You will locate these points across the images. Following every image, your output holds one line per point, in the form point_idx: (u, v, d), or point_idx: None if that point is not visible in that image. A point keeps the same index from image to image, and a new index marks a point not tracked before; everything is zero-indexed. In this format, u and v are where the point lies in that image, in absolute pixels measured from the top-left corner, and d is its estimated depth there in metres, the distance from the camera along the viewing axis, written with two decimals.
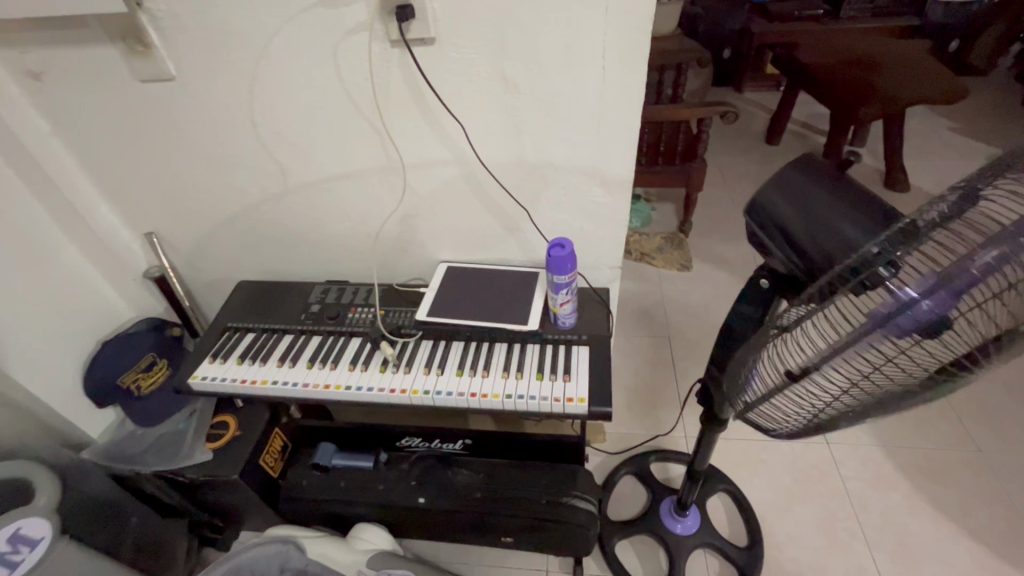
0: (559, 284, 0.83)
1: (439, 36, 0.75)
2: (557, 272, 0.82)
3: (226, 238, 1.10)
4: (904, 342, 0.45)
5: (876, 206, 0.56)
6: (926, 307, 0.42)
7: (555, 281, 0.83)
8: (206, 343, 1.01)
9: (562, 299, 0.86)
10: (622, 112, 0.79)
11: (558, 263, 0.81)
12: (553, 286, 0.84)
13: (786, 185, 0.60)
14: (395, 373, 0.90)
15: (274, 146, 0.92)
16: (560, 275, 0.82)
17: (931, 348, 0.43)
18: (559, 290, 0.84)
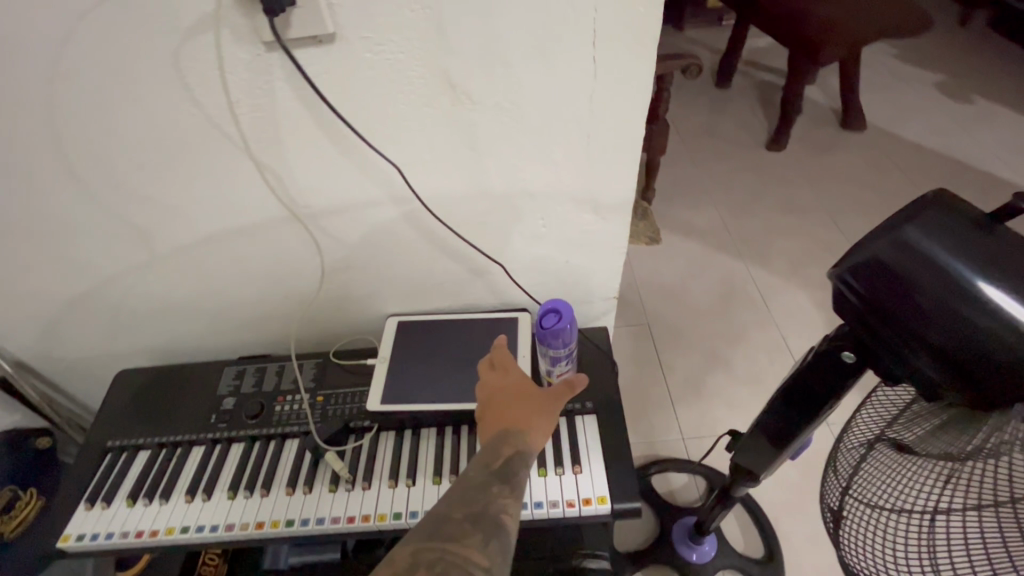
0: (559, 355, 0.65)
1: (339, 30, 0.49)
2: (555, 343, 0.64)
3: (81, 323, 0.79)
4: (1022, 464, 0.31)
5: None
6: None
7: (552, 353, 0.65)
8: (79, 477, 0.74)
9: (560, 371, 0.68)
10: (618, 120, 0.57)
11: (555, 332, 0.63)
12: (550, 359, 0.66)
13: (913, 244, 0.41)
14: (351, 491, 0.68)
15: (118, 204, 0.63)
16: (559, 346, 0.64)
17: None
18: (557, 362, 0.66)
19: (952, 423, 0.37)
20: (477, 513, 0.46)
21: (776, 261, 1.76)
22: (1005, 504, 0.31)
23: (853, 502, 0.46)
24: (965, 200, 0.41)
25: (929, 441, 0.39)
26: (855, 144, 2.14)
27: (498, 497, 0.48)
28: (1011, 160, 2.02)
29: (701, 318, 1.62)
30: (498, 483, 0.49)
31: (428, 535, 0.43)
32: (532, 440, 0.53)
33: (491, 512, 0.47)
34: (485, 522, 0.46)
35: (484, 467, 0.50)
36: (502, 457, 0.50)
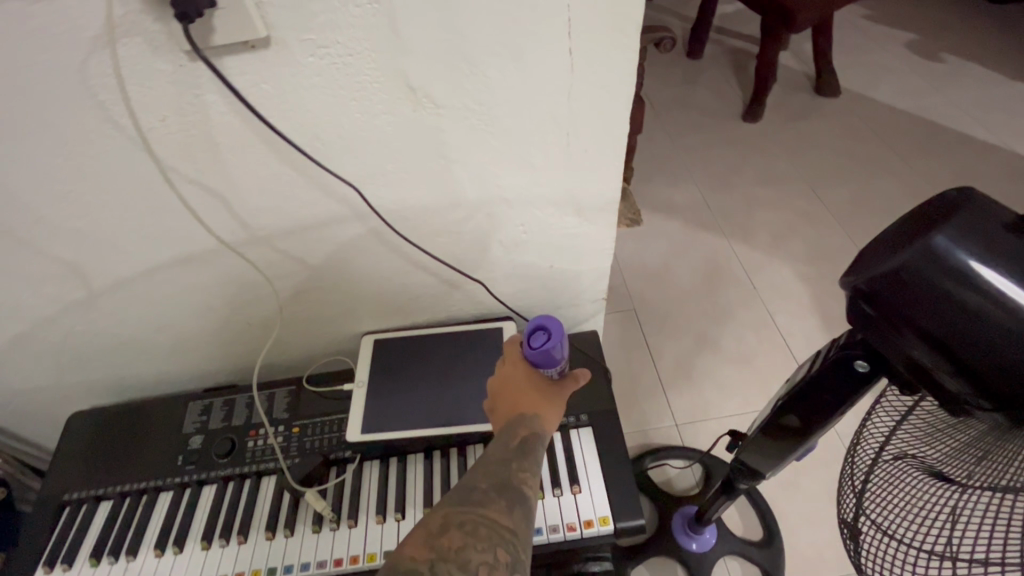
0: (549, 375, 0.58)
1: (272, 33, 0.42)
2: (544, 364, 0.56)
3: (21, 367, 0.72)
4: None
5: None
6: None
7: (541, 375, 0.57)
8: (35, 538, 0.67)
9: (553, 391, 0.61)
10: (599, 116, 0.51)
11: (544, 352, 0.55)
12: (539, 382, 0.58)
13: (952, 246, 0.35)
14: (335, 531, 0.64)
15: (40, 239, 0.55)
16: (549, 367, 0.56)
17: None
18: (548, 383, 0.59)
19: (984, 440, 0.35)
20: (501, 482, 0.46)
21: (759, 235, 1.74)
22: None
23: (874, 517, 0.44)
24: (995, 198, 0.36)
25: (960, 460, 0.37)
26: (831, 110, 2.11)
27: (515, 467, 0.47)
28: (983, 119, 2.01)
29: (687, 300, 1.60)
30: (512, 454, 0.48)
31: (456, 500, 0.43)
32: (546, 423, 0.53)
33: (512, 481, 0.46)
34: (508, 488, 0.45)
35: (498, 448, 0.49)
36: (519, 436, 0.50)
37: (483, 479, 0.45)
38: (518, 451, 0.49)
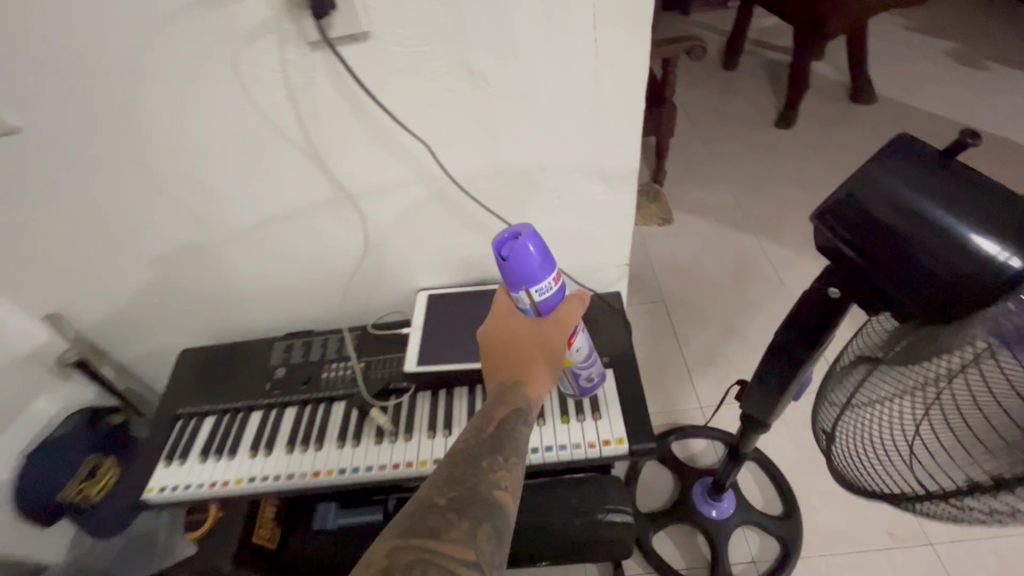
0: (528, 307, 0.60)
1: (374, 28, 0.56)
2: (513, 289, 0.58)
3: (152, 307, 0.89)
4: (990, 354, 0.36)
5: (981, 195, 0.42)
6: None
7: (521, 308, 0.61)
8: (156, 441, 0.83)
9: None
10: (623, 96, 0.63)
11: (509, 268, 0.57)
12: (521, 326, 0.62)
13: (881, 180, 0.46)
14: (394, 442, 0.77)
15: (182, 191, 0.71)
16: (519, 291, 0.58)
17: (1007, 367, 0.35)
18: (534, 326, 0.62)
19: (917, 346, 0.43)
20: (462, 502, 0.47)
21: (788, 235, 1.79)
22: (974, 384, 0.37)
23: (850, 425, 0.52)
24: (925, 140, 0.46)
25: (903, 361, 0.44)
26: (867, 118, 2.14)
27: (494, 477, 0.50)
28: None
29: (715, 294, 1.67)
30: (491, 462, 0.51)
31: (406, 537, 0.43)
32: (534, 393, 0.58)
33: (480, 495, 0.48)
34: (484, 501, 0.48)
35: (483, 443, 0.53)
36: (503, 415, 0.55)
37: (450, 497, 0.47)
38: (499, 445, 0.53)
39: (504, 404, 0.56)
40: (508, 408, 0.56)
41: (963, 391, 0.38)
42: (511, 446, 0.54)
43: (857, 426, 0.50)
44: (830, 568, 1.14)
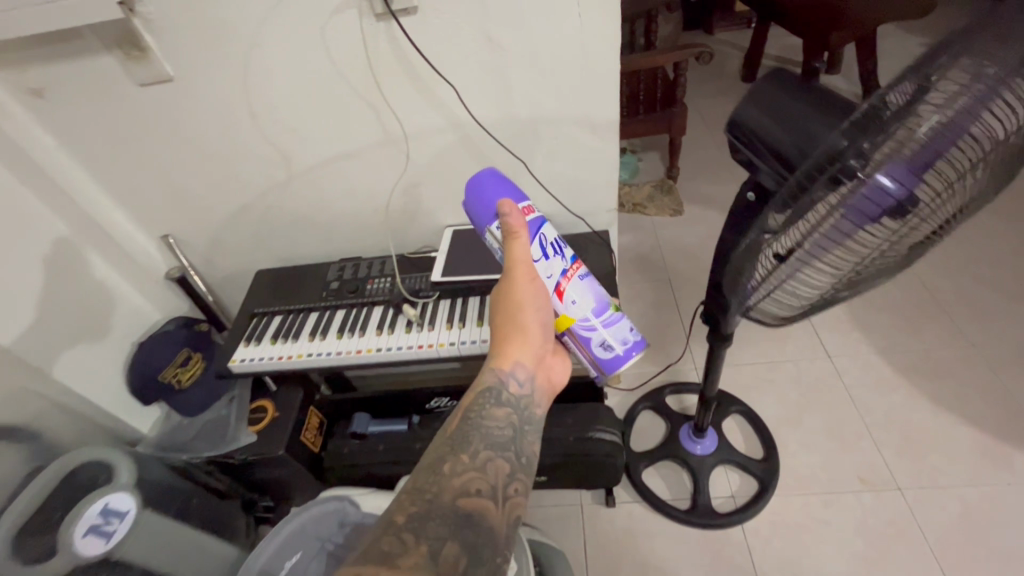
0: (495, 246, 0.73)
1: (421, 3, 0.78)
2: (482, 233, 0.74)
3: (239, 233, 1.13)
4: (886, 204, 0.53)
5: (835, 99, 0.60)
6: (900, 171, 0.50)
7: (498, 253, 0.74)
8: (237, 330, 1.06)
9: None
10: (602, 58, 0.84)
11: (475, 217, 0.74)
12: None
13: (754, 101, 0.64)
14: (420, 331, 0.98)
15: (273, 132, 0.95)
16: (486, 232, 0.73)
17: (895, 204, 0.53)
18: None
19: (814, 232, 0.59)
20: (419, 516, 0.50)
21: None
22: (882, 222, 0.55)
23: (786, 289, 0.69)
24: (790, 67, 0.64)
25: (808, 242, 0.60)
26: None
27: (461, 484, 0.54)
28: None
29: None
30: (455, 467, 0.56)
31: (359, 559, 0.47)
32: (500, 363, 0.67)
33: (439, 508, 0.51)
34: (448, 516, 0.51)
35: (447, 450, 0.58)
36: (471, 401, 0.64)
37: (410, 511, 0.51)
38: (463, 447, 0.58)
39: (471, 387, 0.66)
40: (475, 390, 0.65)
41: (876, 230, 0.56)
42: (476, 440, 0.60)
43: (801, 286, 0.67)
44: (804, 505, 1.24)
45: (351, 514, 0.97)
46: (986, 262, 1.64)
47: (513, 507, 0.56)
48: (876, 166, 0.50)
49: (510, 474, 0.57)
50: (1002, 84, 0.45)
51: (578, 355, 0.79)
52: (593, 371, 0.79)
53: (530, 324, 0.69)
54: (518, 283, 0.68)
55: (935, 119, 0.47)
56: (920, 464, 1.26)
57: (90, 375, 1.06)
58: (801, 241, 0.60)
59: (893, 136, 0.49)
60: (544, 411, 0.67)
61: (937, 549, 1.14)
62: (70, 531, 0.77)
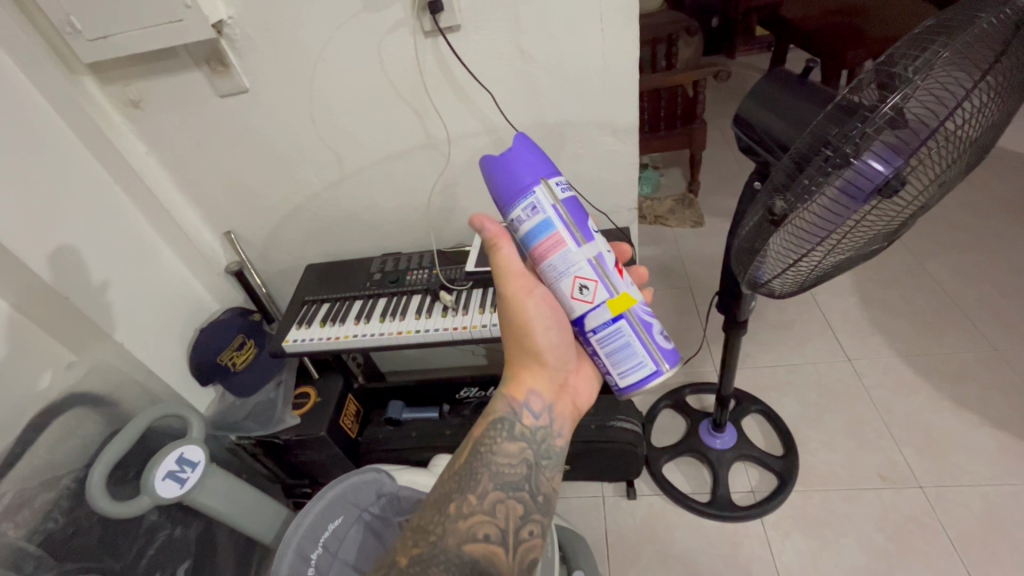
0: (549, 208, 0.60)
1: (464, 22, 0.90)
2: (517, 196, 0.60)
3: (293, 229, 1.25)
4: (879, 184, 0.60)
5: (825, 93, 0.68)
6: (889, 154, 0.58)
7: (533, 229, 0.61)
8: (290, 316, 1.17)
9: (595, 260, 0.62)
10: (623, 68, 0.94)
11: (500, 183, 0.61)
12: (554, 243, 0.60)
13: (759, 99, 0.74)
14: (455, 316, 1.08)
15: (330, 137, 1.08)
16: (530, 191, 0.60)
17: (889, 183, 0.60)
18: (564, 235, 0.61)
19: (816, 214, 0.65)
20: (421, 559, 0.57)
21: None
22: (877, 199, 0.62)
23: (791, 268, 0.75)
24: (787, 68, 0.73)
25: (811, 223, 0.66)
26: None
27: (467, 528, 0.59)
28: None
29: None
30: (462, 510, 0.60)
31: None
32: (514, 392, 0.69)
33: (440, 551, 0.58)
34: (454, 563, 0.57)
35: (456, 487, 0.62)
36: (483, 431, 0.67)
37: (412, 555, 0.58)
38: (471, 486, 0.62)
39: (484, 416, 0.68)
40: (487, 420, 0.68)
41: (873, 207, 0.63)
42: (485, 473, 0.64)
43: (804, 265, 0.74)
44: (823, 500, 1.27)
45: (387, 483, 1.05)
46: (1007, 271, 1.65)
47: (525, 550, 0.62)
48: (869, 151, 0.58)
49: (523, 517, 0.62)
50: (962, 71, 0.55)
51: (632, 351, 0.66)
52: (651, 365, 0.66)
53: (541, 346, 0.69)
54: (521, 298, 0.67)
55: (914, 104, 0.56)
56: (941, 462, 1.27)
57: (161, 354, 1.17)
58: (803, 220, 0.67)
59: (881, 122, 0.56)
60: (561, 443, 0.69)
61: (958, 544, 1.15)
62: (151, 472, 0.86)
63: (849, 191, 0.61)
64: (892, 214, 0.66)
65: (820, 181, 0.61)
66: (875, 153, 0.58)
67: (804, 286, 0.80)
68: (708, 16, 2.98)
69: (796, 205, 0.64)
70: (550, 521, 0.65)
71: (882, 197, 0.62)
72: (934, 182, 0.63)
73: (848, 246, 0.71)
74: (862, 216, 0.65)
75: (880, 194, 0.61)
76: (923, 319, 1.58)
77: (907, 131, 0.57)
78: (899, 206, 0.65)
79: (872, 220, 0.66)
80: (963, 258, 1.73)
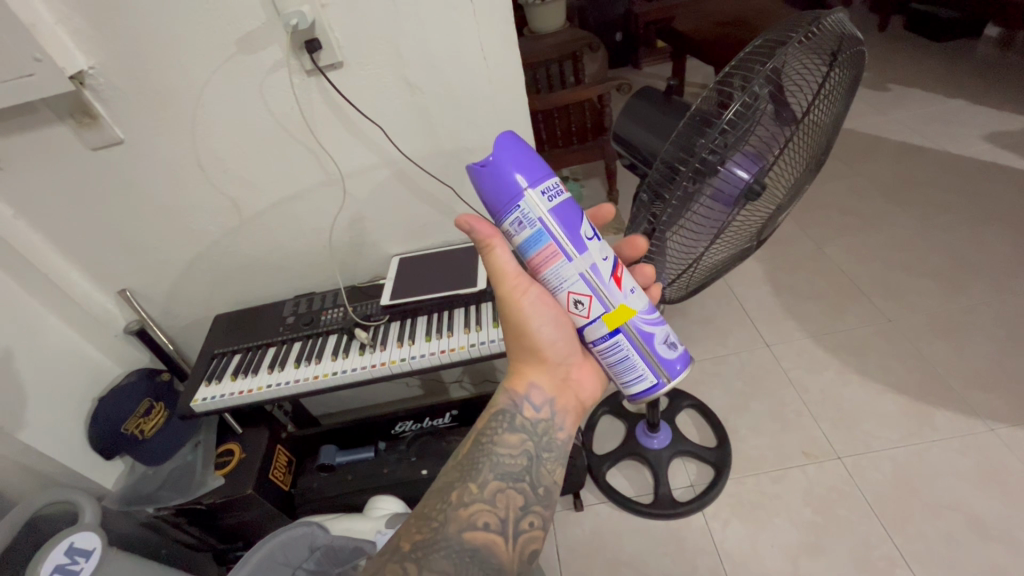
0: (537, 221, 0.56)
1: (346, 59, 0.90)
2: (505, 208, 0.56)
3: (196, 280, 1.18)
4: (742, 181, 0.63)
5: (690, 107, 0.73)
6: (743, 153, 0.62)
7: (523, 242, 0.58)
8: (198, 374, 1.10)
9: (588, 273, 0.59)
10: (510, 93, 0.97)
11: (484, 193, 0.57)
12: (546, 258, 0.57)
13: (630, 115, 0.78)
14: (374, 352, 1.06)
15: (222, 183, 1.03)
16: (517, 203, 0.55)
17: (751, 180, 0.64)
18: (555, 248, 0.57)
19: (695, 218, 0.67)
20: (426, 540, 0.57)
21: None
22: (746, 197, 0.66)
23: (686, 267, 0.78)
24: (650, 88, 0.78)
25: (691, 226, 0.69)
26: None
27: (468, 516, 0.59)
28: (925, 127, 2.30)
29: None
30: (464, 498, 0.60)
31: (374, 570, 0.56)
32: (515, 385, 0.68)
33: (443, 533, 0.57)
34: (454, 549, 0.57)
35: (458, 476, 0.61)
36: (485, 423, 0.66)
37: (416, 540, 0.57)
38: (472, 476, 0.61)
39: (487, 408, 0.67)
40: (489, 412, 0.67)
41: (742, 203, 0.67)
42: (487, 463, 0.62)
43: (696, 262, 0.77)
44: (755, 484, 1.32)
45: (321, 535, 0.98)
46: (893, 248, 1.82)
47: (526, 541, 0.61)
48: (728, 155, 0.60)
49: (523, 508, 0.61)
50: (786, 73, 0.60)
51: (631, 365, 0.64)
52: (651, 379, 0.65)
53: (541, 343, 0.67)
54: (516, 295, 0.64)
55: (760, 108, 0.59)
56: (854, 432, 1.37)
57: (53, 432, 1.07)
58: (685, 224, 0.69)
59: (734, 129, 0.58)
60: (564, 436, 0.67)
61: (876, 507, 1.23)
62: (36, 569, 0.78)
63: (718, 193, 0.64)
64: (760, 204, 0.71)
65: (691, 189, 0.63)
66: (732, 155, 0.61)
67: (699, 283, 0.84)
68: (611, 31, 3.13)
69: (676, 216, 0.66)
70: (551, 514, 0.63)
71: (748, 194, 0.66)
72: (786, 171, 0.69)
73: (731, 241, 0.75)
74: (735, 212, 0.68)
75: (747, 191, 0.65)
76: (827, 300, 1.70)
77: (754, 131, 0.60)
78: (765, 196, 0.70)
79: (744, 214, 0.70)
80: (855, 239, 1.89)
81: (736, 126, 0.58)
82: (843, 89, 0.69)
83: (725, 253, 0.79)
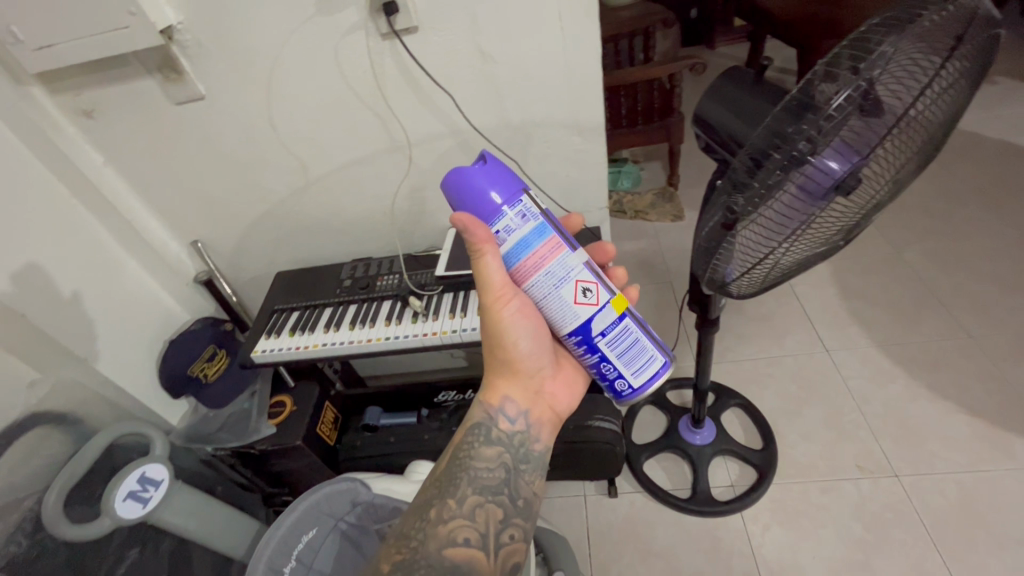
0: (539, 215, 0.57)
1: (421, 24, 0.88)
2: (509, 201, 0.56)
3: (261, 236, 1.23)
4: (834, 174, 0.58)
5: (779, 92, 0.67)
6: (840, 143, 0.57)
7: (527, 237, 0.56)
8: (258, 327, 1.15)
9: (588, 262, 0.60)
10: (584, 67, 0.94)
11: (480, 197, 0.56)
12: (553, 246, 0.57)
13: (716, 96, 0.73)
14: (425, 321, 1.07)
15: (292, 143, 1.05)
16: (518, 199, 0.56)
17: (847, 173, 0.59)
18: (559, 240, 0.58)
19: (776, 210, 0.63)
20: (403, 560, 0.57)
21: None
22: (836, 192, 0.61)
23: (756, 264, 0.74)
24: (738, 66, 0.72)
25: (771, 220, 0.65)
26: None
27: (448, 533, 0.58)
28: None
29: None
30: (442, 515, 0.59)
31: None
32: (489, 398, 0.66)
33: (420, 554, 0.57)
34: (434, 566, 0.56)
35: (435, 494, 0.61)
36: (462, 437, 0.65)
37: (395, 561, 0.57)
38: (450, 492, 0.61)
39: (464, 422, 0.66)
40: (465, 426, 0.66)
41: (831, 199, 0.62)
42: (462, 478, 0.62)
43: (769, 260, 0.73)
44: (802, 492, 1.27)
45: (362, 493, 1.00)
46: (981, 257, 1.67)
47: (507, 553, 0.61)
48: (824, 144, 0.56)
49: (503, 521, 0.61)
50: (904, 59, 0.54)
51: (641, 349, 0.62)
52: (660, 357, 0.63)
53: (516, 354, 0.65)
54: (498, 308, 0.60)
55: (866, 96, 0.54)
56: (917, 451, 1.28)
57: (127, 368, 1.15)
58: (764, 217, 0.64)
59: (834, 116, 0.54)
60: (541, 447, 0.67)
61: (934, 532, 1.16)
62: (112, 494, 0.85)
63: (807, 185, 0.59)
64: (852, 202, 0.65)
65: (778, 180, 0.58)
66: (830, 144, 0.56)
67: (770, 283, 0.79)
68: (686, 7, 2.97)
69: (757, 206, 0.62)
70: (532, 524, 0.64)
71: (840, 189, 0.61)
72: (887, 167, 0.63)
73: (812, 240, 0.70)
74: (822, 208, 0.63)
75: (838, 187, 0.60)
76: (900, 309, 1.59)
77: (859, 120, 0.55)
78: (859, 193, 0.64)
79: (833, 210, 0.65)
80: (938, 245, 1.74)
81: (837, 114, 0.54)
82: (967, 80, 0.61)
83: (804, 253, 0.74)
